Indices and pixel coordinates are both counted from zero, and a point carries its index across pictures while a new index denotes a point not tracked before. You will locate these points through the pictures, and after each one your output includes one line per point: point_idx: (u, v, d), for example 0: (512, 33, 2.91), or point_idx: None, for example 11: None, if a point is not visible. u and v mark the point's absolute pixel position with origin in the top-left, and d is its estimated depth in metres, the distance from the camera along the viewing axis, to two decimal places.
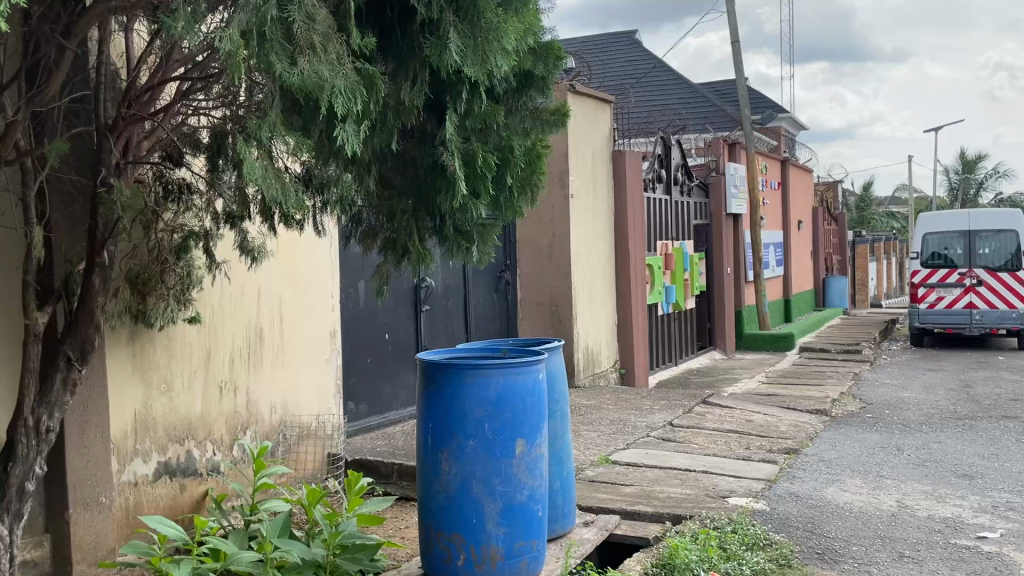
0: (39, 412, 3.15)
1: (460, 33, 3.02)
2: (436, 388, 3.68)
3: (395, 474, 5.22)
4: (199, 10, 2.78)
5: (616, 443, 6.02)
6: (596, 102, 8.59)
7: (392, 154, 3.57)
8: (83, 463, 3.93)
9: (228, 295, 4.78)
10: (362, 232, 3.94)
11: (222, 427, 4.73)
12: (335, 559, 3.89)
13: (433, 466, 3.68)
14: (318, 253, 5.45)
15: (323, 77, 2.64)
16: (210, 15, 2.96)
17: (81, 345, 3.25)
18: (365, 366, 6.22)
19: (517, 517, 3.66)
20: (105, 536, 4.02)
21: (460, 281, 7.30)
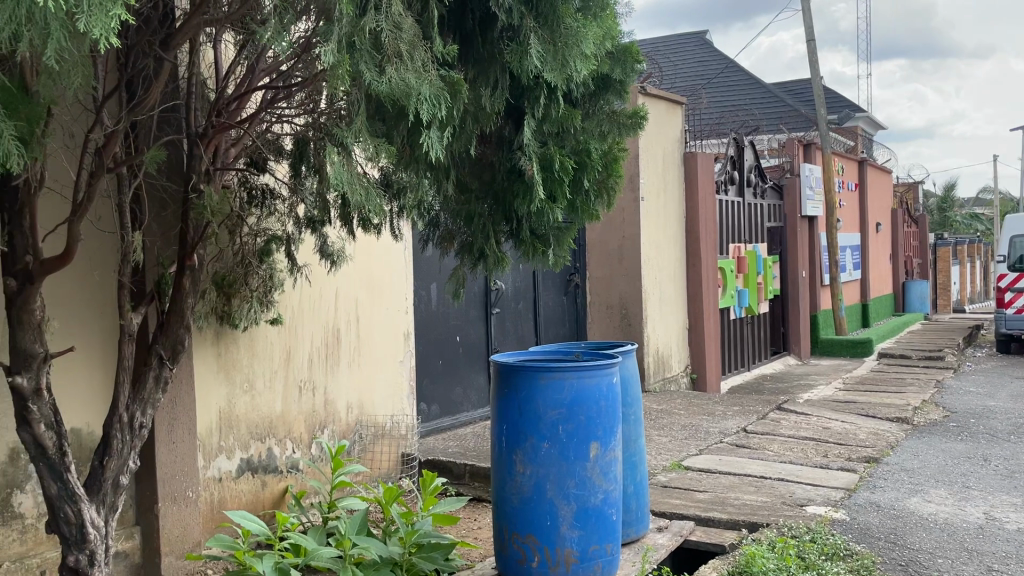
0: (132, 408, 3.23)
1: (541, 39, 3.03)
2: (510, 390, 3.71)
3: (468, 475, 5.28)
4: (286, 20, 2.87)
5: (689, 449, 5.96)
6: (669, 103, 8.52)
7: (470, 158, 3.62)
8: (171, 459, 4.08)
9: (307, 297, 4.92)
10: (440, 235, 4.01)
11: (302, 426, 4.86)
12: (411, 557, 3.95)
13: (508, 467, 3.71)
14: (393, 256, 5.56)
15: (409, 85, 2.70)
16: (299, 27, 3.04)
17: (172, 344, 3.33)
18: (437, 368, 6.30)
19: (591, 521, 3.65)
20: (192, 529, 4.17)
21: (530, 284, 7.34)
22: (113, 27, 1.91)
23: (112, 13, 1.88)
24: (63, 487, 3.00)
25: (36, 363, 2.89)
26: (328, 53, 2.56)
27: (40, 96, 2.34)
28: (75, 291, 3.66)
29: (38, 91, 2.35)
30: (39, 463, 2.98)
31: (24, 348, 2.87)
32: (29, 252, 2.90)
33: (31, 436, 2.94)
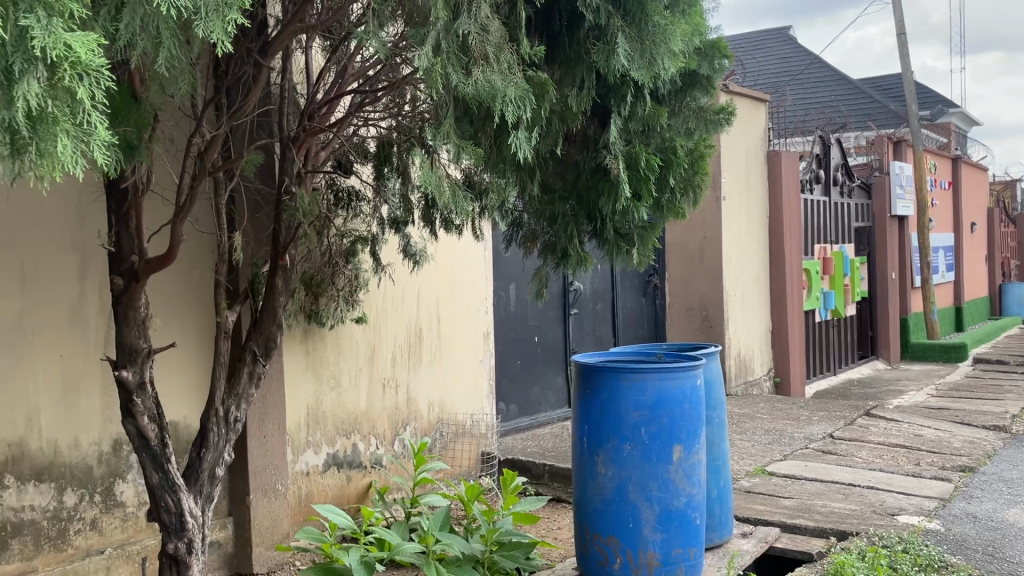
0: (228, 403, 3.34)
1: (628, 38, 3.02)
2: (592, 391, 3.70)
3: (547, 475, 5.29)
4: (379, 25, 2.92)
5: (773, 454, 5.83)
6: (751, 101, 8.35)
7: (554, 158, 3.62)
8: (262, 453, 4.21)
9: (391, 296, 5.02)
10: (523, 235, 4.03)
11: (386, 422, 4.96)
12: (493, 555, 3.97)
13: (590, 468, 3.70)
14: (474, 256, 5.61)
15: (498, 86, 2.72)
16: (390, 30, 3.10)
17: (265, 342, 3.42)
18: (516, 368, 6.33)
19: (674, 524, 3.61)
20: (281, 521, 4.30)
21: (608, 285, 7.32)
22: (226, 32, 2.00)
23: (228, 19, 1.96)
24: (163, 478, 3.13)
25: (140, 358, 3.03)
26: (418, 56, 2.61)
27: (147, 102, 2.44)
28: (175, 288, 3.83)
29: (146, 97, 2.45)
30: (142, 454, 3.11)
31: (128, 344, 3.01)
32: (135, 252, 3.03)
33: (135, 428, 3.08)
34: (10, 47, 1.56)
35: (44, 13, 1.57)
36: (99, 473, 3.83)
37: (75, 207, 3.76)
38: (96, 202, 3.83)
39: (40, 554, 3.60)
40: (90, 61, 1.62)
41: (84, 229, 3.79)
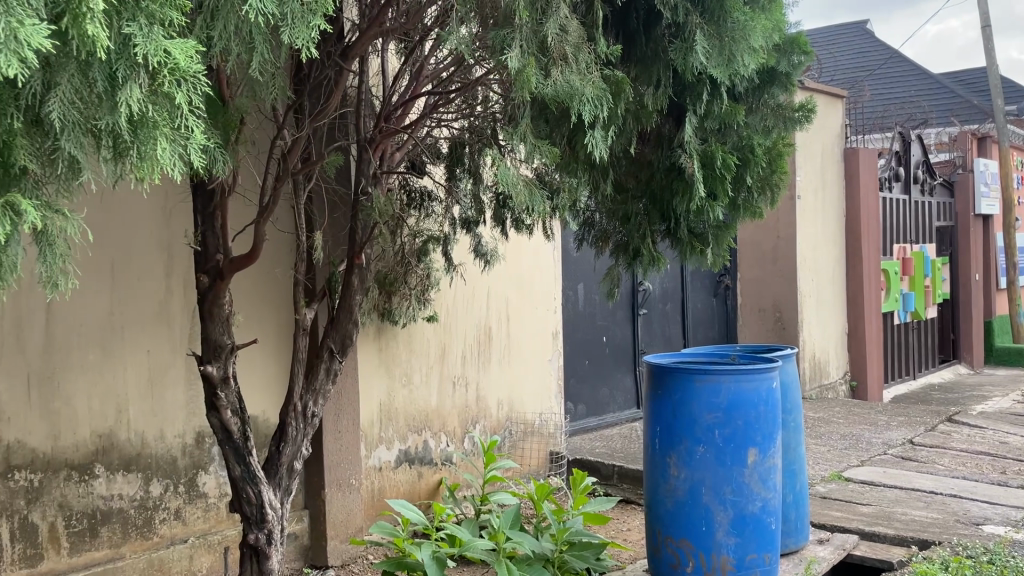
0: (305, 398, 3.41)
1: (707, 35, 2.99)
2: (664, 392, 3.66)
3: (616, 476, 5.27)
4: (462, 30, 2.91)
5: (850, 460, 5.68)
6: (827, 97, 8.15)
7: (628, 157, 3.60)
8: (337, 447, 4.30)
9: (462, 295, 5.07)
10: (595, 235, 4.04)
11: (456, 420, 5.02)
12: (562, 555, 3.97)
13: (662, 470, 3.67)
14: (543, 255, 5.62)
15: (575, 86, 2.72)
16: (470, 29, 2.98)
17: (341, 339, 3.46)
18: (585, 368, 6.32)
19: (749, 528, 3.55)
20: (355, 514, 4.38)
21: (678, 285, 7.25)
22: (310, 38, 2.04)
23: (311, 27, 2.00)
24: (245, 470, 3.22)
25: (224, 353, 3.13)
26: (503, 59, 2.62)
27: (234, 108, 2.53)
28: (256, 286, 3.94)
29: (234, 104, 2.54)
30: (225, 446, 3.21)
31: (213, 339, 3.12)
32: (219, 252, 3.14)
33: (220, 421, 3.18)
34: (114, 55, 1.58)
35: (146, 21, 1.60)
36: (183, 464, 3.96)
37: (162, 207, 3.90)
38: (183, 203, 3.97)
39: (127, 541, 3.75)
40: (189, 66, 1.64)
41: (170, 228, 3.92)
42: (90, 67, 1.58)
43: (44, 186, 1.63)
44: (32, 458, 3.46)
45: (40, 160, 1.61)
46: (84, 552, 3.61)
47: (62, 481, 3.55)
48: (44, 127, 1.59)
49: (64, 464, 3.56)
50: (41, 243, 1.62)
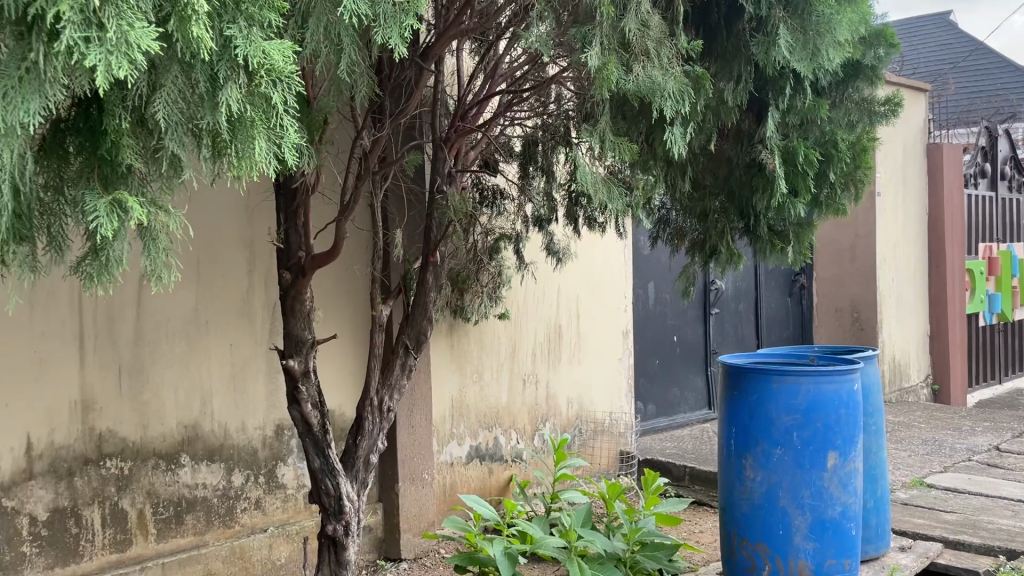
0: (381, 393, 3.46)
1: (790, 29, 2.93)
2: (740, 392, 3.60)
3: (688, 477, 5.22)
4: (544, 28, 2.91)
5: (932, 466, 5.50)
6: (910, 91, 7.88)
7: (706, 154, 3.56)
8: (411, 442, 4.36)
9: (533, 293, 5.08)
10: (671, 232, 4.03)
11: (526, 417, 5.05)
12: (635, 555, 3.95)
13: (738, 472, 3.61)
14: (614, 254, 5.59)
15: (658, 81, 2.69)
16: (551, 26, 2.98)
17: (416, 335, 3.48)
18: (655, 367, 6.26)
19: (828, 534, 3.46)
20: (427, 508, 4.44)
21: (751, 284, 7.13)
22: (402, 38, 2.07)
23: (403, 27, 2.04)
24: (324, 462, 3.28)
25: (305, 348, 3.20)
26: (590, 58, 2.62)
27: (318, 109, 2.59)
28: (333, 283, 4.03)
29: (318, 105, 2.60)
30: (305, 439, 3.28)
31: (295, 334, 3.19)
32: (302, 248, 3.22)
33: (300, 414, 3.25)
34: (216, 56, 1.62)
35: (245, 23, 1.63)
36: (263, 456, 4.08)
37: (245, 205, 4.02)
38: (265, 202, 4.08)
39: (211, 529, 3.87)
40: (285, 67, 1.67)
41: (253, 225, 4.04)
42: (193, 68, 1.61)
43: (149, 185, 1.68)
44: (122, 446, 3.60)
45: (145, 158, 1.66)
46: (170, 539, 3.74)
47: (150, 470, 3.68)
48: (149, 126, 1.64)
49: (152, 454, 3.69)
50: (145, 238, 1.68)
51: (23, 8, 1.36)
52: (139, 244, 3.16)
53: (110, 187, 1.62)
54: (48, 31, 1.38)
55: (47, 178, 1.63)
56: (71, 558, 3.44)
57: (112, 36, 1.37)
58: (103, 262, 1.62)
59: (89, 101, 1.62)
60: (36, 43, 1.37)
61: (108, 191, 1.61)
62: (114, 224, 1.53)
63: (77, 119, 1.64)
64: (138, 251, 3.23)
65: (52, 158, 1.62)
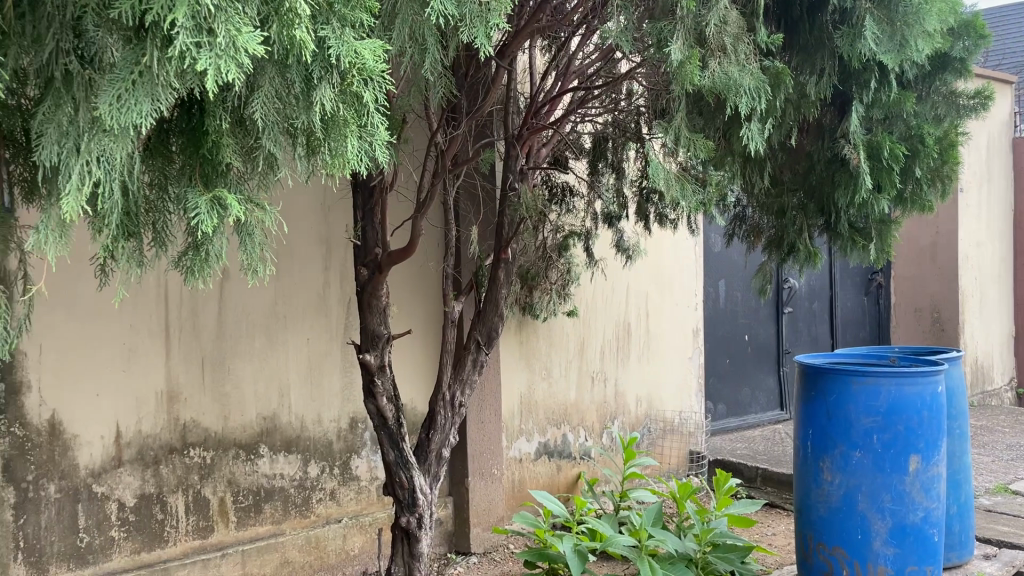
0: (454, 388, 3.48)
1: (876, 20, 2.86)
2: (817, 393, 3.52)
3: (759, 478, 5.15)
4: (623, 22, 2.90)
5: (1019, 472, 5.29)
6: (995, 82, 7.58)
7: (785, 150, 3.50)
8: (481, 437, 4.38)
9: (601, 290, 5.06)
10: (748, 229, 4.00)
11: (594, 415, 5.04)
12: (706, 556, 3.89)
13: (814, 475, 3.53)
14: (684, 251, 5.53)
15: (735, 77, 2.65)
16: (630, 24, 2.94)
17: (488, 331, 3.48)
18: (725, 367, 6.17)
19: (909, 540, 3.36)
20: (497, 503, 4.45)
21: (826, 283, 6.97)
22: (488, 37, 2.09)
23: (490, 27, 2.06)
24: (399, 455, 3.31)
25: (381, 343, 3.25)
26: (672, 51, 2.58)
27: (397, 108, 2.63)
28: (407, 280, 4.10)
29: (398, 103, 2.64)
30: (380, 432, 3.32)
31: (371, 329, 3.25)
32: (378, 245, 3.28)
33: (376, 408, 3.29)
34: (310, 57, 1.65)
35: (339, 24, 1.66)
36: (338, 448, 4.17)
37: (322, 203, 4.11)
38: (342, 200, 4.17)
39: (288, 518, 3.97)
40: (376, 66, 1.69)
41: (329, 222, 4.13)
42: (289, 69, 1.65)
43: (246, 182, 1.74)
44: (205, 436, 3.72)
45: (243, 157, 1.72)
46: (250, 527, 3.85)
47: (231, 460, 3.80)
48: (247, 126, 1.69)
49: (233, 444, 3.80)
50: (242, 234, 1.73)
51: (139, 15, 1.42)
52: (234, 240, 3.29)
53: (211, 185, 1.68)
54: (162, 36, 1.43)
55: (152, 176, 1.70)
56: (156, 543, 3.57)
57: (221, 41, 1.41)
58: (203, 257, 1.69)
59: (191, 102, 1.68)
60: (151, 48, 1.42)
61: (209, 189, 1.67)
62: (214, 220, 1.58)
63: (180, 120, 1.71)
64: (232, 247, 3.35)
65: (157, 157, 1.70)
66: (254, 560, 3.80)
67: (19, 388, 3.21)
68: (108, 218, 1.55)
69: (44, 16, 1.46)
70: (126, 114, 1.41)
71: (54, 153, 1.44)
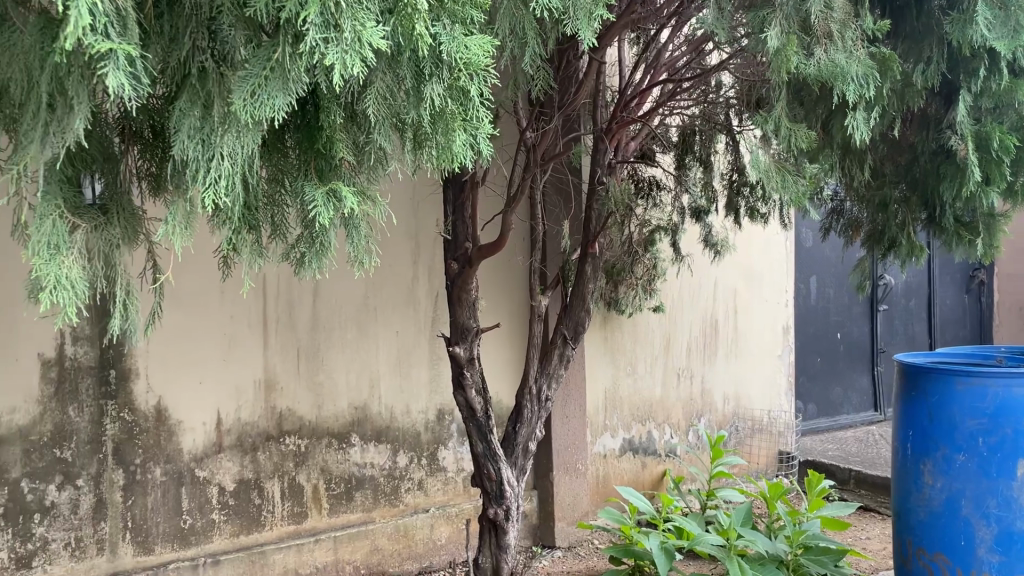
0: (540, 381, 3.46)
1: (989, 4, 2.73)
2: (920, 393, 3.38)
3: (852, 480, 5.01)
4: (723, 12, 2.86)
5: None
6: None
7: (886, 141, 3.40)
8: (566, 432, 4.37)
9: (687, 285, 4.99)
10: (847, 222, 3.96)
11: (680, 412, 4.99)
12: (798, 558, 3.80)
13: (915, 478, 3.39)
14: (774, 247, 5.41)
15: (841, 64, 2.55)
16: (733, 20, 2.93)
17: (574, 326, 3.46)
18: (816, 366, 6.00)
19: (1017, 548, 3.14)
20: (581, 498, 4.44)
21: (924, 279, 6.72)
22: (592, 29, 2.09)
23: (592, 19, 2.05)
24: (486, 447, 3.31)
25: (470, 335, 3.27)
26: (772, 37, 2.52)
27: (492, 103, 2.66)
28: (494, 275, 4.14)
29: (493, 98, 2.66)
30: (469, 424, 3.33)
31: (461, 323, 3.28)
32: (468, 240, 3.33)
33: (464, 400, 3.32)
34: (422, 53, 1.67)
35: (449, 20, 1.66)
36: (426, 439, 4.24)
37: (412, 198, 4.18)
38: (432, 195, 4.24)
39: (378, 506, 4.07)
40: (485, 60, 1.68)
41: (419, 217, 4.21)
42: (401, 65, 1.68)
43: (357, 176, 1.79)
44: (300, 425, 3.83)
45: (354, 151, 1.76)
46: (341, 514, 3.95)
47: (324, 448, 3.90)
48: (359, 121, 1.75)
49: (326, 433, 3.91)
50: (348, 226, 1.77)
51: (270, 13, 1.48)
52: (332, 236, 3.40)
53: (325, 178, 1.74)
54: (292, 34, 1.48)
55: (269, 171, 1.79)
56: (254, 527, 3.70)
57: (347, 36, 1.44)
58: (316, 249, 1.75)
59: (307, 99, 1.75)
60: (284, 44, 1.48)
61: (323, 183, 1.73)
62: (330, 213, 1.63)
63: (296, 117, 1.78)
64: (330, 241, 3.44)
65: (274, 153, 1.77)
66: (346, 546, 3.90)
67: (129, 374, 3.37)
68: (230, 211, 1.63)
69: (183, 16, 1.54)
70: (259, 108, 1.47)
71: (187, 147, 1.52)
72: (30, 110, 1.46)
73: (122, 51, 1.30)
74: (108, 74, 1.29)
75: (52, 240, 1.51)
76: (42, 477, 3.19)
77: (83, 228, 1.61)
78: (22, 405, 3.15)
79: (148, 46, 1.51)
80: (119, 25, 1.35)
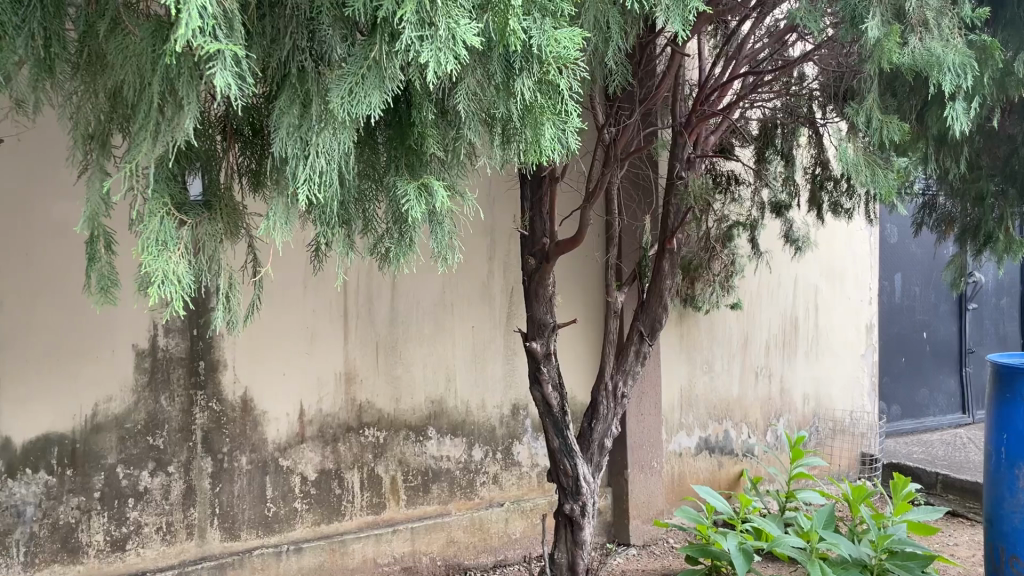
0: (616, 378, 3.42)
1: None
2: (1015, 395, 3.25)
3: (939, 485, 4.84)
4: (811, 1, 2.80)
5: None
6: None
7: (982, 133, 3.27)
8: (641, 430, 4.34)
9: (766, 281, 4.89)
10: (938, 218, 3.83)
11: (758, 411, 4.90)
12: (883, 563, 3.66)
13: (1009, 482, 3.26)
14: (858, 242, 5.26)
15: (937, 53, 2.44)
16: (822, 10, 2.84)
17: (651, 322, 3.42)
18: (900, 366, 5.80)
19: None
20: (656, 497, 4.40)
21: (1016, 278, 6.43)
22: (683, 22, 2.08)
23: (686, 10, 2.03)
24: (563, 442, 3.29)
25: (547, 331, 3.27)
26: (870, 27, 2.42)
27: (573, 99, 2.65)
28: (571, 271, 4.16)
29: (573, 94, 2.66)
30: (545, 419, 3.32)
31: (538, 318, 3.28)
32: (546, 235, 3.33)
33: (540, 395, 3.31)
34: (512, 48, 1.68)
35: (539, 14, 1.65)
36: (501, 434, 4.27)
37: (489, 193, 4.21)
38: (508, 191, 4.25)
39: (454, 499, 4.11)
40: (574, 53, 1.67)
41: (495, 213, 4.25)
42: (491, 60, 1.70)
43: (448, 171, 1.82)
44: (379, 417, 3.90)
45: (443, 148, 1.79)
46: (418, 505, 4.01)
47: (402, 440, 3.97)
48: (450, 117, 1.77)
49: (403, 425, 3.97)
50: (434, 221, 1.80)
51: (366, 12, 1.51)
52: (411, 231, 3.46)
53: (416, 173, 1.78)
54: (388, 32, 1.51)
55: (363, 167, 1.83)
56: (334, 516, 3.79)
57: (442, 34, 1.46)
58: (405, 243, 1.79)
59: (400, 96, 1.79)
60: (380, 42, 1.50)
61: (414, 178, 1.77)
62: (421, 207, 1.66)
63: (389, 114, 1.82)
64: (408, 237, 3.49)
65: (367, 149, 1.82)
66: (422, 538, 3.96)
67: (217, 365, 3.49)
68: (326, 206, 1.68)
69: (283, 17, 1.59)
70: (356, 106, 1.51)
71: (287, 144, 1.57)
72: (142, 110, 1.53)
73: (229, 51, 1.35)
74: (216, 73, 1.34)
75: (160, 237, 1.57)
76: (136, 464, 3.32)
77: (189, 224, 1.68)
78: (118, 394, 3.29)
79: (251, 46, 1.56)
80: (225, 27, 1.41)
